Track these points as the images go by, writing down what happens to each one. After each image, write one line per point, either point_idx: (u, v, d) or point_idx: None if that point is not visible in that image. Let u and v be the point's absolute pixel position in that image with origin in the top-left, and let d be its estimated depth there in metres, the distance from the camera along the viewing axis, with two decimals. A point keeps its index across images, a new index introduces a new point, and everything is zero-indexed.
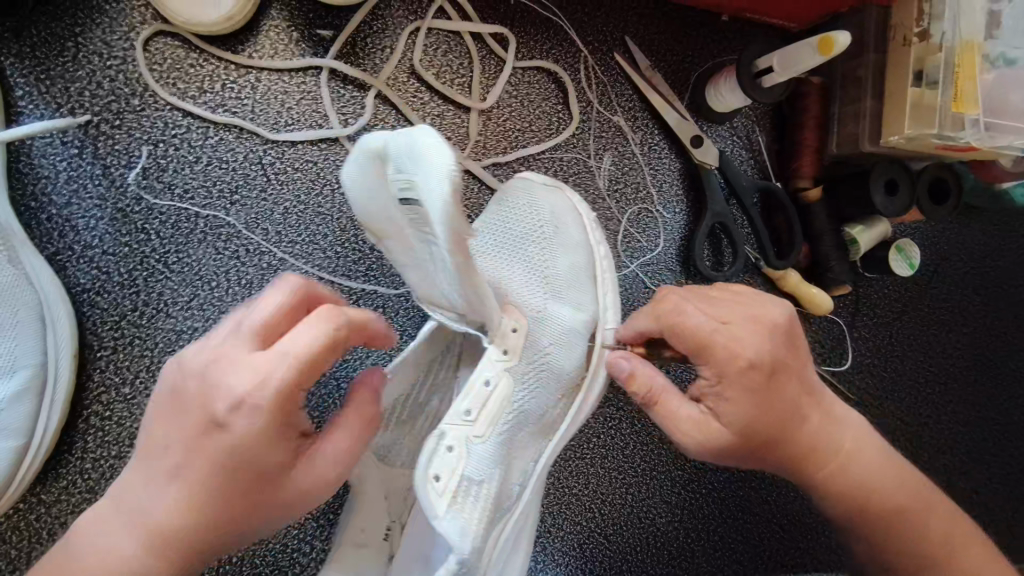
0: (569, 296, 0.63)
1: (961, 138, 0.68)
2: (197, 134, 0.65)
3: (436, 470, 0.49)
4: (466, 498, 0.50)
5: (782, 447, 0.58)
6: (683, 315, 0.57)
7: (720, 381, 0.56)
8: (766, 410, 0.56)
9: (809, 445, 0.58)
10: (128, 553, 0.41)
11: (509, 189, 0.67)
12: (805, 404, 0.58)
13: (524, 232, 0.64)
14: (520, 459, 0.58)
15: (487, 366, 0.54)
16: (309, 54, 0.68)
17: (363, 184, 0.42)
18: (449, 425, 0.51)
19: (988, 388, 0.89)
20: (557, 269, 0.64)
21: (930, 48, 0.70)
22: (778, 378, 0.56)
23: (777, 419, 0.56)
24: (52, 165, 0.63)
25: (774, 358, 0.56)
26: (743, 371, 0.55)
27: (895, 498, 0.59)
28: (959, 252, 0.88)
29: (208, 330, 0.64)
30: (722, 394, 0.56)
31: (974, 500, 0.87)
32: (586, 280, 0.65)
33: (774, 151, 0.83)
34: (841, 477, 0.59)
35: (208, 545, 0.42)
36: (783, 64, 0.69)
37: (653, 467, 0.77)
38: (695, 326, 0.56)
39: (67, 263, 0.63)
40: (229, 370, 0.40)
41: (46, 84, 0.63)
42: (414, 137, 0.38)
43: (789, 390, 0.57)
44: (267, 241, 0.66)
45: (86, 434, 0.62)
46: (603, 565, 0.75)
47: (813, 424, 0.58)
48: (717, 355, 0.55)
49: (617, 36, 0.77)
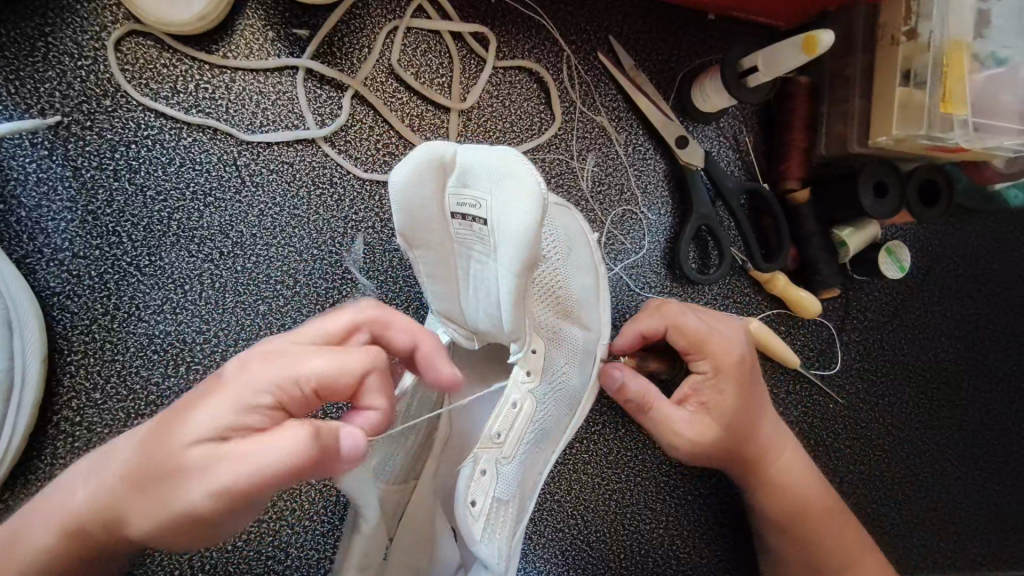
0: (580, 318, 0.62)
1: (950, 138, 0.67)
2: (170, 135, 0.65)
3: (473, 494, 0.51)
4: (495, 518, 0.53)
5: (745, 447, 0.65)
6: (686, 317, 0.64)
7: (718, 374, 0.63)
8: (744, 406, 0.64)
9: (763, 448, 0.66)
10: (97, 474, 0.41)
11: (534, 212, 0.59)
12: (765, 411, 0.66)
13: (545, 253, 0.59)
14: (536, 471, 0.60)
15: (513, 388, 0.53)
16: (285, 53, 0.67)
17: (418, 195, 0.43)
18: (483, 450, 0.51)
19: (982, 392, 0.88)
20: (571, 289, 0.61)
21: (918, 47, 0.68)
22: (753, 376, 0.65)
23: (748, 417, 0.64)
24: (21, 167, 0.62)
25: (751, 357, 0.65)
26: (738, 366, 0.63)
27: (820, 505, 0.68)
28: (950, 255, 0.86)
29: (182, 334, 0.64)
30: (716, 387, 0.63)
31: (967, 507, 0.86)
32: (595, 300, 0.64)
33: (762, 151, 0.81)
34: (785, 480, 0.67)
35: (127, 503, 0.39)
36: (768, 64, 0.68)
37: (638, 473, 0.76)
38: (695, 329, 0.64)
39: (36, 267, 0.62)
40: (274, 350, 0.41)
41: (16, 85, 0.62)
42: (499, 164, 0.43)
43: (755, 392, 0.65)
44: (241, 243, 0.65)
45: (56, 439, 0.61)
46: (585, 573, 0.73)
47: (763, 430, 0.66)
48: (717, 351, 0.63)
49: (601, 35, 0.76)
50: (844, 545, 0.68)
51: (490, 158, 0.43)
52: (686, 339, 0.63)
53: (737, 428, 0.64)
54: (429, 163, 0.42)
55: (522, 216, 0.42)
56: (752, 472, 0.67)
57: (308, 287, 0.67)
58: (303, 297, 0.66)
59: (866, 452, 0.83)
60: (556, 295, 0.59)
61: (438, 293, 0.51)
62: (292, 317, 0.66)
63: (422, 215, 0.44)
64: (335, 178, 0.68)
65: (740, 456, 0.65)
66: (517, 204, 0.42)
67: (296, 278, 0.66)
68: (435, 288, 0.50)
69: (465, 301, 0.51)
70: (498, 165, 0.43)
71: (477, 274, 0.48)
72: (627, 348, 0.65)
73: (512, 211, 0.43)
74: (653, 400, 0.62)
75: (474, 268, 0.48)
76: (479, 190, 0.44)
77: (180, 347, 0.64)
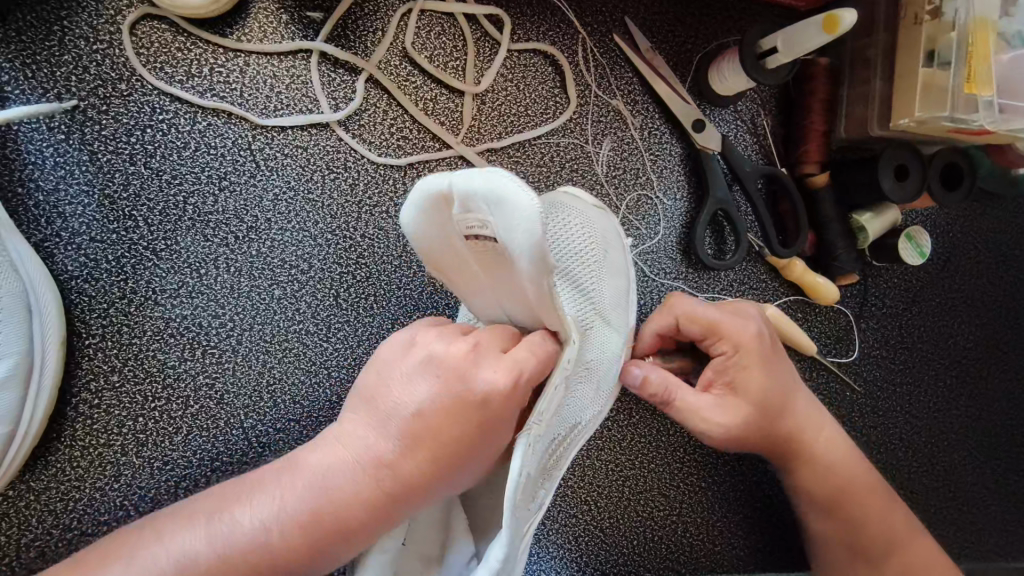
0: (613, 320, 0.60)
1: (973, 120, 0.65)
2: (185, 119, 0.65)
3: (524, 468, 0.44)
4: (526, 495, 0.46)
5: (779, 427, 0.65)
6: (697, 307, 0.63)
7: (739, 353, 0.62)
8: (773, 384, 0.63)
9: (798, 431, 0.66)
10: (350, 490, 0.46)
11: (566, 201, 0.57)
12: (796, 389, 0.66)
13: (582, 253, 0.55)
14: (552, 460, 0.53)
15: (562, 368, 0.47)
16: (298, 37, 0.67)
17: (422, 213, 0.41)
18: (535, 419, 0.45)
19: (1001, 380, 0.86)
20: (603, 295, 0.58)
21: (941, 28, 0.66)
22: (778, 352, 0.65)
23: (779, 395, 0.64)
24: (38, 151, 0.62)
25: (770, 334, 0.65)
26: (756, 343, 0.63)
27: (869, 485, 0.68)
28: (971, 240, 0.85)
29: (198, 319, 0.64)
30: (739, 366, 0.62)
31: (985, 496, 0.85)
32: (625, 301, 0.62)
33: (780, 135, 0.80)
34: (820, 462, 0.67)
35: (401, 497, 0.46)
36: (788, 45, 0.67)
37: (652, 460, 0.75)
38: (706, 315, 0.63)
39: (54, 250, 0.62)
40: (487, 362, 0.45)
41: (32, 69, 0.62)
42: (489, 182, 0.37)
43: (789, 369, 0.66)
44: (256, 227, 0.66)
45: (75, 422, 0.62)
46: (598, 559, 0.73)
47: (803, 411, 0.66)
48: (734, 331, 0.62)
49: (617, 17, 0.74)
50: (897, 525, 0.68)
51: (476, 180, 0.38)
52: (701, 324, 0.63)
53: (767, 407, 0.63)
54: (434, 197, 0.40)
55: (520, 232, 0.37)
56: (792, 454, 0.66)
57: (323, 273, 0.67)
58: (317, 283, 0.66)
59: (882, 441, 0.82)
60: (587, 297, 0.56)
61: (476, 296, 0.51)
62: (306, 301, 0.66)
63: (445, 235, 0.44)
64: (348, 163, 0.67)
65: (775, 437, 0.65)
66: (513, 225, 0.37)
67: (311, 263, 0.66)
68: (465, 290, 0.51)
69: (500, 302, 0.50)
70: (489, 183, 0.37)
71: (502, 276, 0.45)
72: (644, 351, 0.66)
73: (506, 232, 0.38)
74: (674, 387, 0.61)
75: (501, 273, 0.45)
76: (479, 213, 0.40)
77: (195, 332, 0.64)
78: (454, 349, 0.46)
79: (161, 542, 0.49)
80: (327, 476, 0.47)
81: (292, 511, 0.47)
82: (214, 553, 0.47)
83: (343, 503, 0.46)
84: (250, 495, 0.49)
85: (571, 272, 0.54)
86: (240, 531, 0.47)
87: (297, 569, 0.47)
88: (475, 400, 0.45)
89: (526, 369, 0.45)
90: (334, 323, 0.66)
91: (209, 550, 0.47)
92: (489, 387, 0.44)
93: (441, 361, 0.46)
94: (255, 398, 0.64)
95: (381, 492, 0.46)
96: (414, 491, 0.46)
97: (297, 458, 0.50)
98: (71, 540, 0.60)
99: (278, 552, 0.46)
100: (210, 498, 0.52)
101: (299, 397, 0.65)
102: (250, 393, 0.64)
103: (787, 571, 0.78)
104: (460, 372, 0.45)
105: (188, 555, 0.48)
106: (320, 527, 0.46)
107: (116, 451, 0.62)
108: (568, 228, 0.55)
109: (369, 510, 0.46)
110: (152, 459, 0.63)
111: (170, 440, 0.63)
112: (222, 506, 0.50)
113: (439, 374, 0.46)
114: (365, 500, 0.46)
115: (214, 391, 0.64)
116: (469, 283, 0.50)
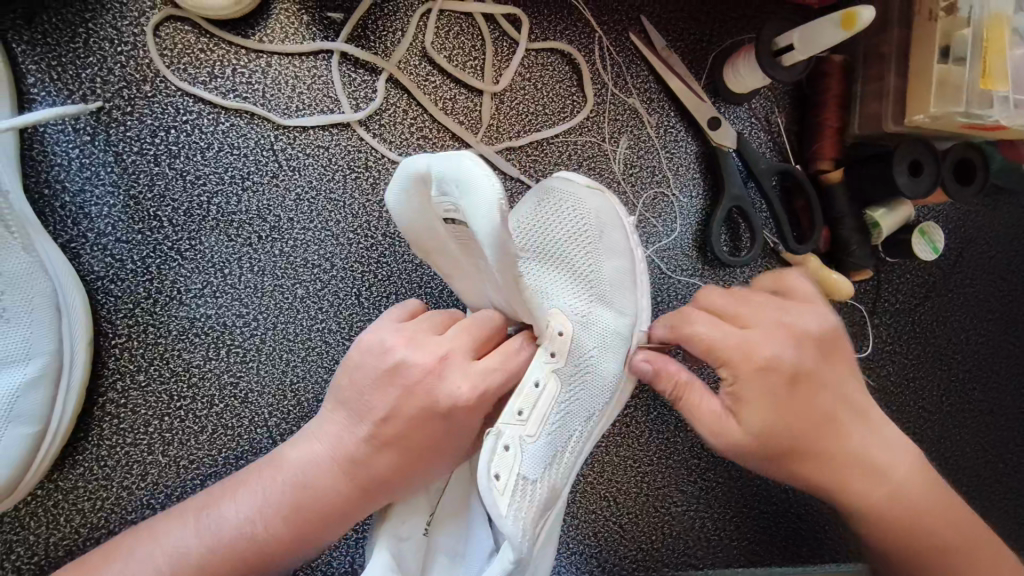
0: (611, 302, 0.61)
1: (989, 116, 0.66)
2: (208, 120, 0.65)
3: (495, 468, 0.49)
4: (523, 496, 0.50)
5: (813, 465, 0.56)
6: (706, 326, 0.56)
7: (739, 381, 0.55)
8: (795, 420, 0.55)
9: (844, 470, 0.57)
10: (328, 483, 0.52)
11: (554, 185, 0.61)
12: (841, 424, 0.56)
13: (569, 233, 0.60)
14: (565, 460, 0.57)
15: (538, 368, 0.53)
16: (320, 37, 0.67)
17: (410, 202, 0.46)
18: (505, 425, 0.50)
19: (1014, 374, 0.87)
20: (602, 273, 0.61)
21: (957, 23, 0.67)
22: (806, 384, 0.55)
23: (804, 433, 0.55)
24: (64, 152, 0.63)
25: (799, 363, 0.55)
26: (764, 371, 0.54)
27: (938, 518, 0.58)
28: (983, 235, 0.86)
29: (222, 318, 0.65)
30: (744, 395, 0.55)
31: (999, 490, 0.85)
32: (628, 285, 0.62)
33: (794, 131, 0.81)
34: (883, 503, 0.57)
35: (373, 487, 0.52)
36: (804, 40, 0.67)
37: (669, 456, 0.76)
38: (716, 334, 0.56)
39: (80, 251, 0.63)
40: (456, 371, 0.50)
41: (58, 71, 0.62)
42: (463, 169, 0.41)
43: (829, 397, 0.56)
44: (278, 227, 0.66)
45: (102, 421, 0.62)
46: (618, 555, 0.74)
47: (851, 434, 0.57)
48: (737, 358, 0.55)
49: (633, 16, 0.75)
50: (963, 556, 0.58)
51: (451, 169, 0.41)
52: (702, 345, 0.56)
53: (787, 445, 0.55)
54: (412, 182, 0.44)
55: (482, 224, 0.40)
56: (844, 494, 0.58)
57: (346, 270, 0.67)
58: (339, 282, 0.67)
59: None
60: (584, 277, 0.60)
61: (462, 287, 0.55)
62: (328, 300, 0.67)
63: (422, 220, 0.47)
64: (370, 163, 0.68)
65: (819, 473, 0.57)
66: (476, 213, 0.40)
67: (333, 262, 0.67)
68: (455, 279, 0.54)
69: (482, 291, 0.52)
70: (463, 171, 0.41)
71: (482, 268, 0.47)
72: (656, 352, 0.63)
73: (471, 216, 0.41)
74: (681, 389, 0.58)
75: (478, 264, 0.47)
76: (452, 198, 0.43)
77: (220, 331, 0.65)
78: (422, 359, 0.51)
79: (156, 542, 0.52)
80: (307, 468, 0.53)
81: (274, 503, 0.52)
82: (204, 546, 0.51)
83: (320, 493, 0.52)
84: (230, 491, 0.54)
85: (558, 252, 0.60)
86: (226, 524, 0.52)
87: (282, 554, 0.52)
88: (438, 408, 0.50)
89: (492, 380, 0.51)
90: (355, 322, 0.67)
91: (199, 543, 0.51)
92: (458, 397, 0.50)
93: (405, 371, 0.51)
94: (279, 396, 0.65)
95: (354, 486, 0.52)
96: (387, 486, 0.52)
97: (275, 454, 0.55)
98: (98, 539, 0.61)
99: (267, 540, 0.52)
100: (203, 495, 0.55)
101: (321, 395, 0.65)
102: (274, 391, 0.65)
103: (804, 565, 0.78)
104: (423, 381, 0.51)
105: (179, 547, 0.51)
106: (303, 516, 0.52)
107: (142, 450, 0.62)
108: (553, 211, 0.60)
109: (342, 499, 0.52)
110: (178, 457, 0.63)
111: (196, 439, 0.63)
112: (208, 502, 0.54)
113: (404, 377, 0.51)
114: (343, 490, 0.52)
115: (238, 390, 0.64)
116: (456, 274, 0.53)
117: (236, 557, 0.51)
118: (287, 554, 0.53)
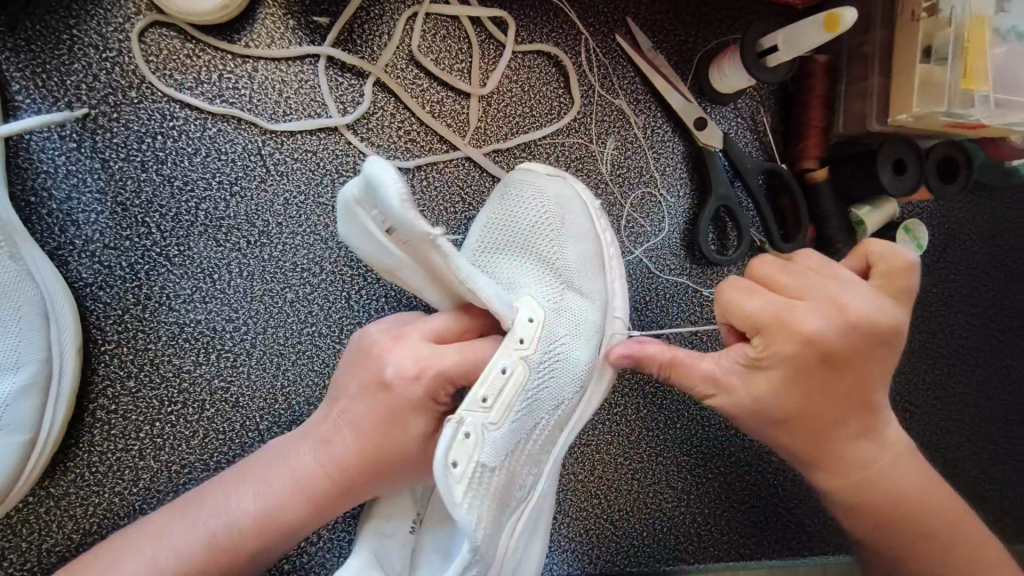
0: (579, 288, 0.62)
1: (971, 114, 0.67)
2: (195, 126, 0.65)
3: (453, 456, 0.48)
4: (481, 485, 0.50)
5: (814, 445, 0.57)
6: (747, 294, 0.54)
7: (768, 354, 0.53)
8: (805, 398, 0.55)
9: (843, 456, 0.58)
10: (310, 471, 0.52)
11: (513, 179, 0.66)
12: (850, 414, 0.56)
13: (528, 224, 0.63)
14: (529, 450, 0.57)
15: (504, 354, 0.52)
16: (306, 42, 0.67)
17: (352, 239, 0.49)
18: (467, 411, 0.50)
19: (997, 367, 0.88)
20: (568, 260, 0.63)
21: (938, 24, 0.67)
22: (840, 364, 0.53)
23: (810, 412, 0.55)
24: (50, 159, 0.63)
25: (840, 344, 0.52)
26: (802, 346, 0.52)
27: (916, 498, 0.59)
28: (967, 231, 0.87)
29: (212, 323, 0.65)
30: (764, 364, 0.54)
31: (983, 481, 0.87)
32: (596, 269, 0.64)
33: (780, 132, 0.81)
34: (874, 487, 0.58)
35: (354, 477, 0.53)
36: (788, 42, 0.68)
37: (658, 452, 0.77)
38: (756, 306, 0.54)
39: (68, 258, 0.63)
40: (405, 350, 0.53)
41: (43, 78, 0.62)
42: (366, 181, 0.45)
43: (850, 380, 0.54)
44: (267, 232, 0.66)
45: (93, 428, 0.62)
46: (609, 551, 0.74)
47: (852, 422, 0.56)
48: (777, 328, 0.53)
49: (618, 17, 0.75)
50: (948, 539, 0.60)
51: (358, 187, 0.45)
52: (742, 314, 0.54)
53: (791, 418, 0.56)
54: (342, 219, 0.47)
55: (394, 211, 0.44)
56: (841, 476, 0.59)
57: (336, 273, 0.67)
58: (329, 286, 0.67)
59: None
60: (550, 265, 0.62)
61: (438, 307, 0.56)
62: (319, 304, 0.67)
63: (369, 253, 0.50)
64: (358, 166, 0.68)
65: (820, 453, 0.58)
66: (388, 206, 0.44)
67: (322, 266, 0.67)
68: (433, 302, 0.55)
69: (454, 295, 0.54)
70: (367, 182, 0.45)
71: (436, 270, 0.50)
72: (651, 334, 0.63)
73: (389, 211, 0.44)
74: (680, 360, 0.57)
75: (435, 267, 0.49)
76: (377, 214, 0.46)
77: (210, 336, 0.65)
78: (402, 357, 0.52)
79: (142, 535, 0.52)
80: (291, 458, 0.54)
81: (260, 492, 0.52)
82: (187, 533, 0.51)
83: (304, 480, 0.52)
84: (217, 483, 0.54)
85: (519, 240, 0.63)
86: (208, 509, 0.52)
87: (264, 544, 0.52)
88: None
89: (433, 364, 0.52)
90: (345, 325, 0.67)
91: (184, 530, 0.51)
92: None
93: (370, 351, 0.55)
94: (270, 400, 0.65)
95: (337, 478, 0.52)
96: (366, 479, 0.53)
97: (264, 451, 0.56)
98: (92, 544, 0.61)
99: (248, 526, 0.51)
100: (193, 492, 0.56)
101: (312, 398, 0.66)
102: (265, 395, 0.65)
103: (793, 559, 0.79)
104: (375, 358, 0.54)
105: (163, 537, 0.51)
106: (285, 505, 0.52)
107: (134, 455, 0.63)
108: (510, 205, 0.64)
109: (325, 488, 0.53)
110: (170, 462, 0.63)
111: (187, 444, 0.64)
112: (195, 497, 0.54)
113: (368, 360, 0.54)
114: (325, 477, 0.52)
115: (229, 394, 0.65)
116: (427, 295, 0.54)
117: (217, 542, 0.51)
118: (271, 544, 0.52)
